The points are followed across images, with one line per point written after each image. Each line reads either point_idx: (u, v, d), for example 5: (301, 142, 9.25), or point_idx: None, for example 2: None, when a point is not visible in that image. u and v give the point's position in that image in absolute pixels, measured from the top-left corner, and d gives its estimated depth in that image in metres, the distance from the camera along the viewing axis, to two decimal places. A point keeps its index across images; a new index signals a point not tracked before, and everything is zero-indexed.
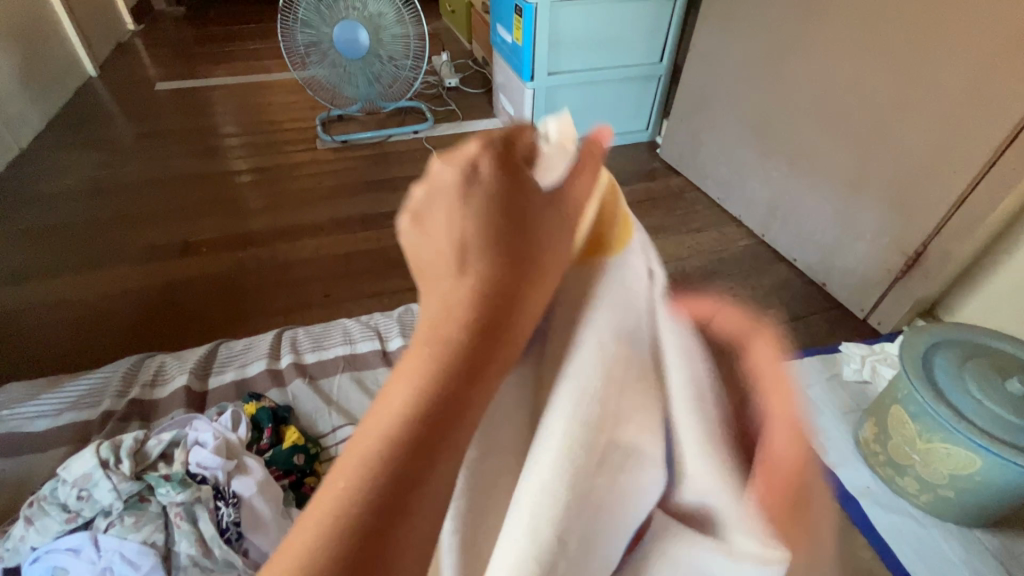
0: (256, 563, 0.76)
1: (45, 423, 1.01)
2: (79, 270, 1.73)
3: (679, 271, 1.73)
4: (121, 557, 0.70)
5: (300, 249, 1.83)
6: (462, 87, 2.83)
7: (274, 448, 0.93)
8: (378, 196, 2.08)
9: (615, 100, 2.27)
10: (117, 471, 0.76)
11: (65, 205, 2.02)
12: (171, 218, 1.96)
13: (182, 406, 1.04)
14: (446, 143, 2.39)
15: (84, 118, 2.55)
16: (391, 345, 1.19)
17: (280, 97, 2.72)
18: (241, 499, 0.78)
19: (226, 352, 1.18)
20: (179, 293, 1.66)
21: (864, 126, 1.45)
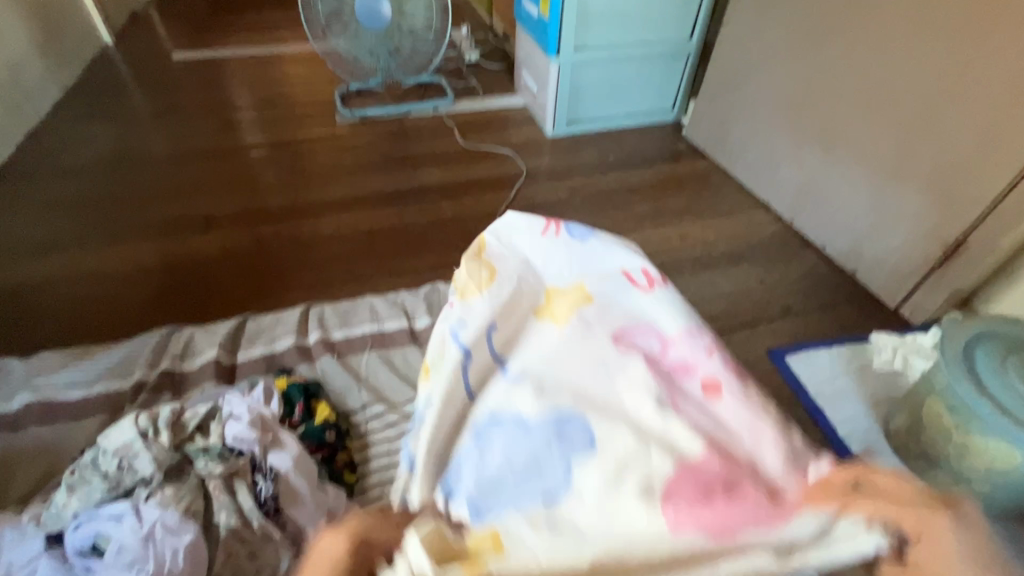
0: (293, 535, 0.77)
1: (78, 391, 1.02)
2: (104, 242, 1.73)
3: (705, 256, 1.71)
4: (162, 526, 0.70)
5: (322, 226, 1.82)
6: (483, 63, 2.77)
7: (305, 423, 0.93)
8: (399, 173, 2.06)
9: (641, 79, 2.22)
10: (157, 443, 0.76)
11: (87, 176, 2.02)
12: (194, 191, 1.95)
13: (214, 381, 1.04)
14: (467, 120, 2.35)
15: (101, 89, 2.53)
16: (417, 324, 1.18)
17: (298, 69, 2.69)
18: (278, 473, 0.78)
19: (255, 326, 1.17)
20: (203, 266, 1.66)
21: (911, 115, 1.41)
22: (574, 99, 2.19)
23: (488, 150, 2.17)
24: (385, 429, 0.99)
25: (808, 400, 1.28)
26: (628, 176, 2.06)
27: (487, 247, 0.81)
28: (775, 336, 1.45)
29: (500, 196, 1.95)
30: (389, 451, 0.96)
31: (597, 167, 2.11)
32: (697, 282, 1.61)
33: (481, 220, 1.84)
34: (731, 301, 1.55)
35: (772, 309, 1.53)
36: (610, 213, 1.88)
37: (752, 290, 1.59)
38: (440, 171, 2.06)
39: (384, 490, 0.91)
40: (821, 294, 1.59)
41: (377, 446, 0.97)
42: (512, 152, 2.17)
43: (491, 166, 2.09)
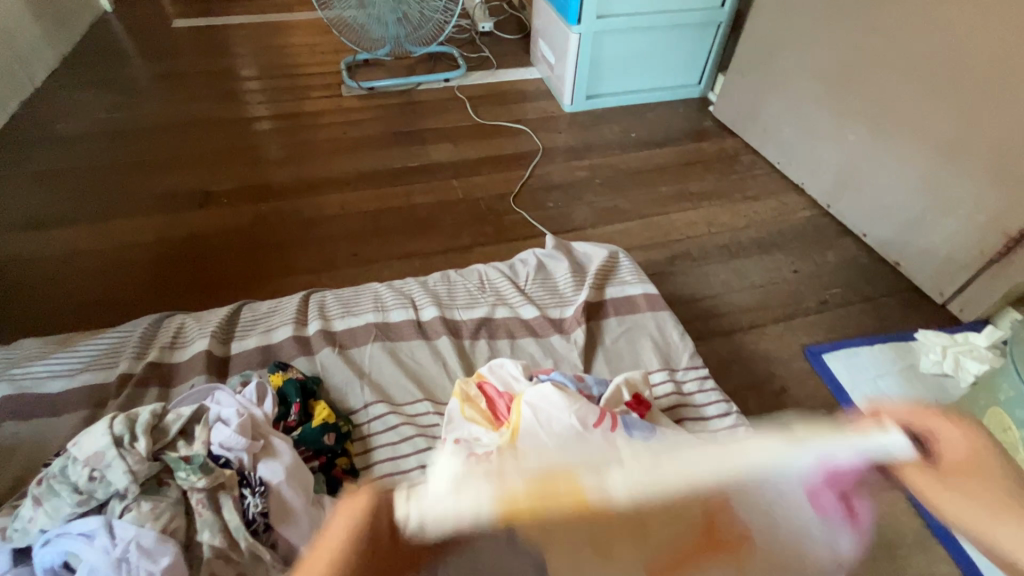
0: (284, 555, 0.69)
1: (59, 383, 0.94)
2: (97, 218, 1.64)
3: (735, 243, 1.59)
4: (136, 547, 0.62)
5: (325, 204, 1.72)
6: (497, 32, 2.62)
7: (303, 425, 0.85)
8: (407, 148, 1.94)
9: (667, 50, 2.07)
10: (133, 451, 0.67)
11: (82, 148, 1.92)
12: (192, 166, 1.85)
13: (204, 374, 0.96)
14: (480, 93, 2.22)
15: (99, 56, 2.42)
16: (424, 315, 1.09)
17: (304, 38, 2.55)
18: (268, 487, 0.69)
19: (250, 314, 1.09)
20: (200, 246, 1.57)
21: (968, 96, 1.28)
22: (594, 71, 2.05)
23: (502, 126, 2.04)
24: (389, 432, 0.90)
25: (850, 405, 1.18)
26: (651, 155, 1.92)
27: (521, 434, 0.76)
28: (811, 331, 1.34)
29: (515, 175, 1.83)
30: (393, 457, 0.87)
31: (618, 145, 1.97)
32: (726, 271, 1.50)
33: (495, 200, 1.72)
34: (763, 293, 1.44)
35: (807, 302, 1.42)
36: (632, 195, 1.76)
37: (785, 281, 1.48)
38: (452, 148, 1.94)
39: None
40: (860, 286, 1.47)
41: (381, 452, 0.88)
42: (527, 127, 2.04)
43: (505, 143, 1.96)
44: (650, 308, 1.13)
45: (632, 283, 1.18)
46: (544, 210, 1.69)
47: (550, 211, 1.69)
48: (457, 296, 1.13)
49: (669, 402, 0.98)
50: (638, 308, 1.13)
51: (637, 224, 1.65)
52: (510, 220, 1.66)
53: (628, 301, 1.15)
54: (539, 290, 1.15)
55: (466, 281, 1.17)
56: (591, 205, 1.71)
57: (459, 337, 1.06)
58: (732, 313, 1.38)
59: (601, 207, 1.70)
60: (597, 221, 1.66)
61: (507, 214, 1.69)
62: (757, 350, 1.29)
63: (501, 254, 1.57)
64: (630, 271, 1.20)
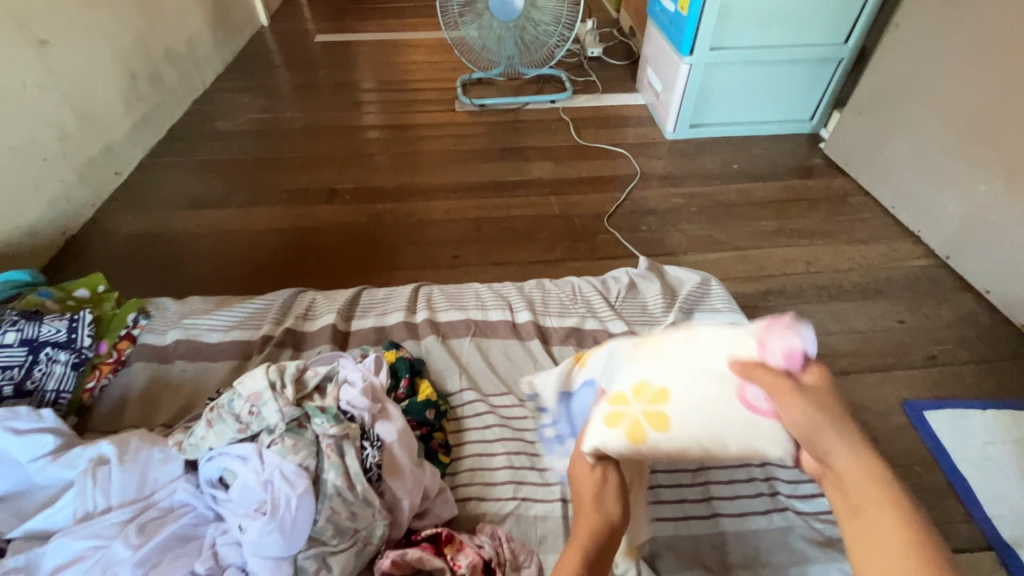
0: (389, 505, 0.80)
1: (217, 335, 1.14)
2: (244, 204, 1.92)
3: (834, 285, 1.54)
4: (280, 474, 0.75)
5: (434, 209, 1.88)
6: (605, 58, 2.72)
7: (409, 398, 0.97)
8: (510, 164, 2.07)
9: (780, 85, 2.05)
10: (283, 396, 0.82)
11: (236, 142, 2.23)
12: (323, 165, 2.10)
13: (330, 344, 1.11)
14: (584, 116, 2.31)
15: (255, 65, 2.79)
16: (520, 317, 1.18)
17: (425, 56, 2.80)
18: (383, 443, 0.81)
19: (368, 298, 1.24)
20: (323, 236, 1.78)
21: None
22: (701, 101, 2.07)
23: (603, 149, 2.11)
24: (480, 417, 0.99)
25: (950, 467, 1.12)
26: (752, 188, 1.91)
27: None
28: (913, 385, 1.28)
29: (611, 196, 1.89)
30: (482, 440, 0.96)
31: (718, 175, 1.98)
32: (821, 313, 1.46)
33: (590, 219, 1.80)
34: (861, 340, 1.39)
35: (912, 354, 1.35)
36: (728, 226, 1.76)
37: (888, 330, 1.41)
38: (552, 166, 2.04)
39: (472, 477, 0.91)
40: (976, 344, 1.38)
41: (471, 433, 0.97)
42: (627, 152, 2.10)
43: (604, 165, 2.04)
44: None
45: (723, 311, 1.19)
46: (637, 233, 1.74)
47: (643, 234, 1.73)
48: (549, 303, 1.21)
49: None
50: None
51: (731, 256, 1.65)
52: (603, 239, 1.73)
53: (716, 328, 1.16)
54: (628, 306, 1.20)
55: (560, 291, 1.25)
56: (685, 233, 1.73)
57: (548, 342, 1.14)
58: (825, 356, 1.35)
59: (695, 235, 1.72)
60: (689, 249, 1.69)
61: (600, 232, 1.76)
62: (849, 396, 1.25)
63: (591, 270, 1.63)
64: (721, 300, 1.22)
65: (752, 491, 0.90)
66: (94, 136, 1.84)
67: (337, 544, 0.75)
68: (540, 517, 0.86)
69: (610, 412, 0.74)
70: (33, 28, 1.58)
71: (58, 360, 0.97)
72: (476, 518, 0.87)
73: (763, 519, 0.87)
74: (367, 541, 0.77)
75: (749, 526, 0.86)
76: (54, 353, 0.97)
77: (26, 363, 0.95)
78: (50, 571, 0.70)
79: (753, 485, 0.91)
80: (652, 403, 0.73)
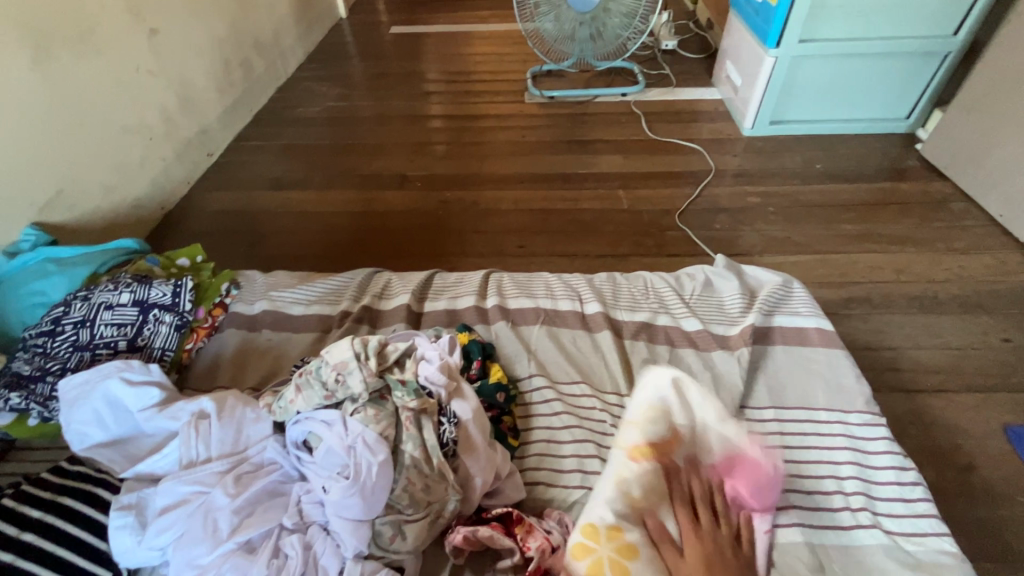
0: (462, 481, 0.82)
1: (299, 308, 1.20)
2: (321, 187, 2.01)
3: (928, 296, 1.43)
4: (362, 441, 0.78)
5: (500, 198, 1.90)
6: (680, 51, 2.63)
7: (481, 380, 0.99)
8: (578, 156, 2.05)
9: (874, 79, 1.91)
10: (367, 366, 0.85)
11: (314, 128, 2.33)
12: (395, 152, 2.16)
13: (404, 323, 1.15)
14: (656, 110, 2.25)
15: (333, 55, 2.90)
16: (589, 308, 1.17)
17: (495, 48, 2.81)
18: (459, 420, 0.84)
19: (441, 281, 1.27)
20: (394, 220, 1.84)
21: None
22: (784, 97, 1.97)
23: (675, 144, 2.06)
24: (548, 404, 0.99)
25: None
26: (836, 189, 1.80)
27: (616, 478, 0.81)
28: (1018, 409, 1.17)
29: (682, 192, 1.84)
30: (550, 427, 0.96)
31: (800, 175, 1.88)
32: (912, 325, 1.36)
33: (660, 214, 1.76)
34: (957, 356, 1.28)
35: (1018, 376, 1.24)
36: (809, 228, 1.67)
37: (989, 347, 1.30)
38: (621, 160, 2.01)
39: (540, 462, 0.92)
40: None
41: (539, 420, 0.98)
42: (701, 147, 2.03)
43: (676, 160, 1.98)
44: (823, 343, 1.08)
45: (806, 315, 1.13)
46: (709, 231, 1.69)
47: (716, 232, 1.68)
48: (620, 297, 1.19)
49: (836, 441, 0.93)
50: (809, 342, 1.08)
51: (812, 259, 1.57)
52: (673, 235, 1.68)
53: (798, 332, 1.10)
54: (702, 304, 1.17)
55: (632, 285, 1.23)
56: (761, 233, 1.66)
57: (619, 335, 1.12)
58: (915, 371, 1.26)
59: (772, 236, 1.65)
60: (766, 249, 1.61)
61: (670, 228, 1.71)
62: (942, 415, 1.16)
63: (660, 267, 1.59)
64: (804, 303, 1.15)
65: (834, 504, 0.85)
66: (192, 119, 1.97)
67: (412, 513, 0.77)
68: None
69: (579, 541, 0.74)
70: (146, 18, 1.72)
71: (163, 321, 1.05)
72: (543, 502, 0.87)
73: (842, 536, 0.82)
74: (439, 514, 0.79)
75: (826, 540, 0.81)
76: (159, 315, 1.05)
77: (137, 322, 1.04)
78: (159, 510, 0.75)
79: (838, 498, 0.86)
80: (617, 548, 0.72)
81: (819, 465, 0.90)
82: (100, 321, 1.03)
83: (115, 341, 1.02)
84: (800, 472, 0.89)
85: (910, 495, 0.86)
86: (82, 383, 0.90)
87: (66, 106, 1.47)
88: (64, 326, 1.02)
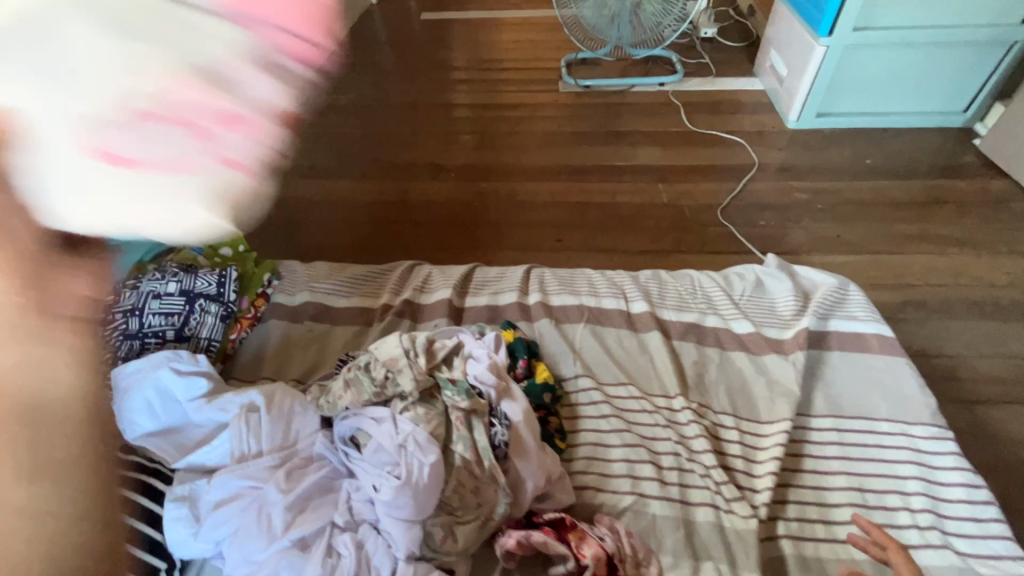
0: (513, 484, 0.80)
1: (340, 301, 1.19)
2: (355, 176, 2.00)
3: (987, 301, 1.36)
4: (413, 440, 0.77)
5: (535, 190, 1.86)
6: (720, 39, 2.55)
7: (527, 379, 0.97)
8: (614, 148, 2.00)
9: (930, 71, 1.82)
10: (417, 364, 0.85)
11: (347, 116, 2.32)
12: (427, 141, 2.14)
13: (446, 319, 1.13)
14: (696, 101, 2.18)
15: (363, 42, 2.87)
16: (635, 307, 1.13)
17: (528, 35, 2.75)
18: (511, 421, 0.82)
19: (482, 276, 1.24)
20: (428, 211, 1.82)
21: None
22: (834, 88, 1.89)
23: (716, 136, 1.99)
24: (595, 405, 0.97)
25: None
26: (888, 186, 1.73)
27: None
28: None
29: (724, 187, 1.78)
30: (597, 429, 0.94)
31: (849, 170, 1.80)
32: (971, 332, 1.30)
33: (701, 210, 1.70)
34: (1020, 366, 1.22)
35: None
36: (859, 226, 1.60)
37: None
38: (659, 152, 1.95)
39: (588, 466, 0.90)
40: None
41: (586, 421, 0.95)
42: (743, 140, 1.96)
43: (717, 153, 1.92)
44: (883, 350, 1.03)
45: (863, 319, 1.08)
46: (753, 228, 1.63)
47: (761, 229, 1.62)
48: (667, 296, 1.15)
49: (901, 455, 0.89)
50: (868, 349, 1.03)
51: (863, 260, 1.50)
52: (715, 232, 1.63)
53: (856, 338, 1.05)
54: (753, 305, 1.13)
55: (679, 283, 1.19)
56: (808, 231, 1.60)
57: (667, 336, 1.08)
58: (975, 380, 1.20)
59: (820, 235, 1.58)
60: (813, 249, 1.55)
61: (712, 224, 1.66)
62: (1004, 428, 1.11)
63: (701, 265, 1.55)
64: (861, 307, 1.10)
65: (899, 522, 0.82)
66: None
67: (463, 515, 0.76)
68: (659, 516, 0.83)
69: None
70: None
71: (209, 312, 1.06)
72: (593, 508, 0.85)
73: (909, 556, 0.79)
74: (489, 517, 0.78)
75: None
76: (205, 305, 1.06)
77: (183, 312, 1.04)
78: (213, 504, 0.75)
79: (905, 516, 0.83)
80: None
81: (883, 480, 0.87)
82: (149, 310, 1.01)
83: (161, 330, 1.02)
84: (862, 487, 0.86)
85: (982, 515, 0.82)
86: (136, 371, 0.88)
87: None
88: (113, 314, 1.00)
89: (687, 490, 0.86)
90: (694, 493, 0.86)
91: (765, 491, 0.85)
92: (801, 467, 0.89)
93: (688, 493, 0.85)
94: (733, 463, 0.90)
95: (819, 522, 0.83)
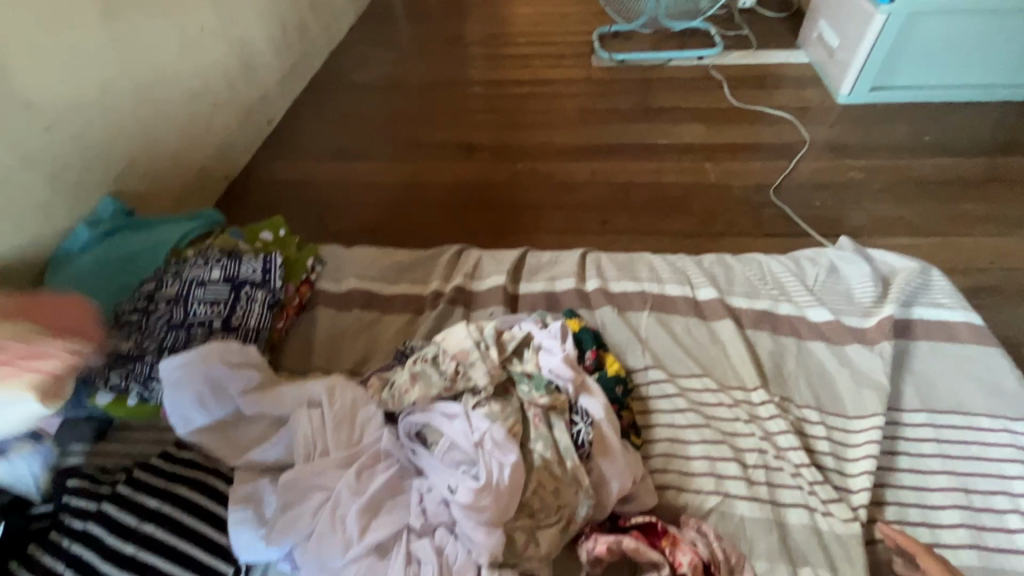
0: (595, 484, 0.75)
1: (388, 288, 1.13)
2: (384, 157, 1.93)
3: None
4: (491, 439, 0.72)
5: (574, 170, 1.78)
6: (760, 10, 2.41)
7: (597, 372, 0.91)
8: (654, 125, 1.91)
9: (996, 39, 1.71)
10: (489, 357, 0.80)
11: (371, 94, 2.23)
12: (456, 119, 2.06)
13: (502, 307, 1.07)
14: (739, 75, 2.07)
15: (383, 16, 2.76)
16: (702, 294, 1.06)
17: (555, 7, 2.63)
18: (593, 419, 0.77)
19: (534, 260, 1.18)
20: (463, 193, 1.75)
21: None
22: (891, 59, 1.78)
23: (763, 112, 1.89)
24: (670, 399, 0.91)
25: None
26: (951, 164, 1.63)
27: None
28: None
29: (775, 166, 1.69)
30: (674, 424, 0.88)
31: (907, 147, 1.70)
32: None
33: (752, 190, 1.62)
34: None
35: None
36: (923, 207, 1.51)
37: None
38: (703, 130, 1.86)
39: (667, 463, 0.84)
40: None
41: (662, 416, 0.89)
42: (792, 116, 1.86)
43: (765, 130, 1.82)
44: (975, 340, 0.96)
45: (949, 306, 1.00)
46: (809, 209, 1.55)
47: (818, 211, 1.54)
48: (734, 282, 1.08)
49: (1006, 453, 0.84)
50: (958, 338, 0.96)
51: (928, 243, 1.43)
52: (769, 214, 1.55)
53: (944, 326, 0.98)
54: (828, 292, 1.05)
55: (746, 269, 1.12)
56: (869, 213, 1.51)
57: (739, 324, 1.02)
58: None
59: (882, 217, 1.50)
60: (875, 231, 1.47)
61: (764, 206, 1.58)
62: None
63: (756, 248, 1.47)
64: (946, 293, 1.02)
65: (1008, 525, 0.78)
66: (252, 83, 1.89)
67: (545, 518, 0.71)
68: (750, 518, 0.78)
69: None
70: None
71: (256, 299, 1.00)
72: (677, 508, 0.80)
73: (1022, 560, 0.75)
74: (570, 520, 0.72)
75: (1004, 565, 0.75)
76: (252, 292, 1.00)
77: (230, 300, 0.99)
78: (280, 505, 0.71)
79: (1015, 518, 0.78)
80: None
81: (987, 479, 0.82)
82: (194, 299, 0.98)
83: (209, 319, 0.97)
84: (966, 487, 0.81)
85: None
86: (182, 366, 0.82)
87: (136, 71, 1.41)
88: (160, 303, 0.98)
89: (777, 489, 0.81)
90: (786, 493, 0.81)
91: (862, 492, 0.81)
92: (896, 466, 0.84)
93: (779, 494, 0.81)
94: (822, 461, 0.85)
95: (921, 524, 0.79)
